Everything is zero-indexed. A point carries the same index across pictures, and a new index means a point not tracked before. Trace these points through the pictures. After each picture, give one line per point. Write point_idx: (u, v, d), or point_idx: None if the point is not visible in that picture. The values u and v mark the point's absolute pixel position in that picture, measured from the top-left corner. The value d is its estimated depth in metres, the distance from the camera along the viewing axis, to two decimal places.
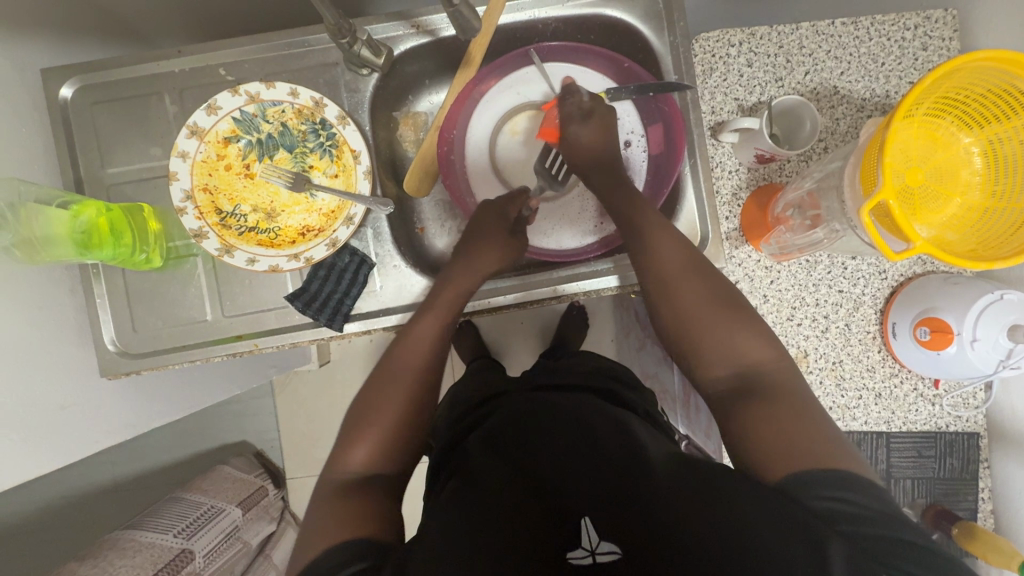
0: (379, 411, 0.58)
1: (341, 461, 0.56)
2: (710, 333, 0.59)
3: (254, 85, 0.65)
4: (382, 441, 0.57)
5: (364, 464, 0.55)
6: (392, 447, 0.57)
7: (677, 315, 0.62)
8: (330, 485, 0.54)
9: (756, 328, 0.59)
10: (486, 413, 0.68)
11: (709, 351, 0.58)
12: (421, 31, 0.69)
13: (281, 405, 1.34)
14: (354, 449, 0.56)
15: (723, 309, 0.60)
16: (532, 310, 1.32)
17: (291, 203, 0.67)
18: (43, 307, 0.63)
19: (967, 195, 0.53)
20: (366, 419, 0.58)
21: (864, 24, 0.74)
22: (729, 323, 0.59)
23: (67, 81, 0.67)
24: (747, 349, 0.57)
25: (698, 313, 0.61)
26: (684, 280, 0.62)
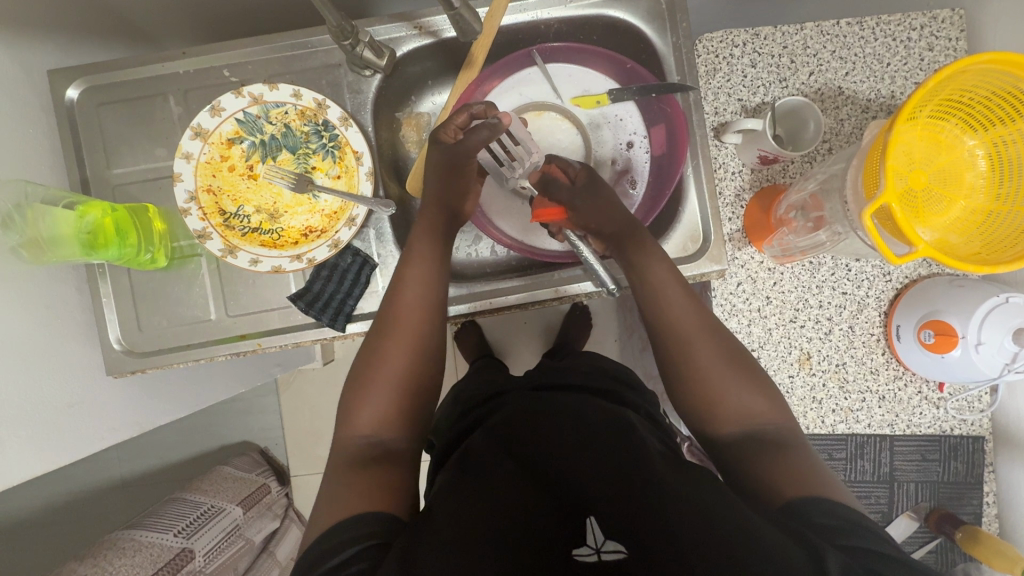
0: (378, 376, 0.60)
1: (350, 422, 0.58)
2: (721, 394, 0.59)
3: (258, 87, 0.65)
4: (386, 405, 0.59)
5: (371, 427, 0.58)
6: (397, 411, 0.59)
7: (689, 372, 0.61)
8: (342, 452, 0.56)
9: (757, 382, 0.60)
10: (489, 411, 0.69)
11: (721, 407, 0.58)
12: (424, 33, 0.69)
13: (286, 403, 1.36)
14: (359, 413, 0.58)
15: (730, 363, 0.61)
16: (535, 311, 1.33)
17: (294, 203, 0.68)
18: (49, 306, 0.64)
19: (971, 198, 0.52)
20: (367, 384, 0.60)
21: (869, 24, 0.73)
22: (737, 376, 0.60)
23: (74, 82, 0.68)
24: (751, 407, 0.58)
25: (707, 367, 0.60)
26: (691, 332, 0.62)
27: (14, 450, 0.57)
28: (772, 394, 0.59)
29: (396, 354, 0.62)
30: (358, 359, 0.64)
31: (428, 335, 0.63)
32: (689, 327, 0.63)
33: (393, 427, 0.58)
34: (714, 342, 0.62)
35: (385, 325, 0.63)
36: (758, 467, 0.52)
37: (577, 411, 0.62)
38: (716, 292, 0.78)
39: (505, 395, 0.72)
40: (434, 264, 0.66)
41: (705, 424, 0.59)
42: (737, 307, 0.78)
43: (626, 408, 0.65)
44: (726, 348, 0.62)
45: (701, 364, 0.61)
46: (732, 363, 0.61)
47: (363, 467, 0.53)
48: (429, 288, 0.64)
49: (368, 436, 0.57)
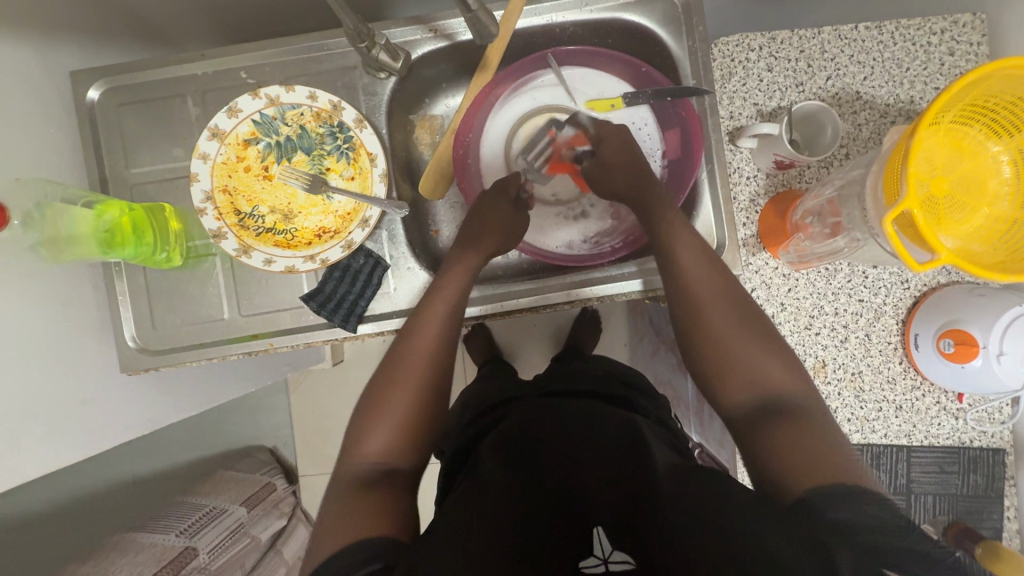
0: (389, 404, 0.58)
1: (358, 450, 0.56)
2: (740, 357, 0.58)
3: (275, 88, 0.65)
4: (394, 430, 0.57)
5: (378, 455, 0.55)
6: (405, 435, 0.57)
7: (702, 337, 0.60)
8: (345, 477, 0.54)
9: (782, 355, 0.57)
10: (498, 417, 0.68)
11: (735, 373, 0.57)
12: (439, 36, 0.69)
13: (295, 402, 1.38)
14: (369, 439, 0.56)
15: (748, 331, 0.59)
16: (545, 315, 1.33)
17: (308, 204, 0.68)
18: (64, 303, 0.64)
19: (995, 206, 0.51)
20: (375, 411, 0.58)
21: (889, 29, 0.72)
22: (759, 349, 0.58)
23: (95, 83, 0.69)
24: (769, 375, 0.56)
25: (723, 333, 0.59)
26: (707, 299, 0.61)
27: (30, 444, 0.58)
28: (795, 366, 0.57)
29: (409, 383, 0.60)
30: (366, 388, 0.61)
31: (442, 361, 0.62)
32: (713, 304, 0.61)
33: (402, 452, 0.56)
34: (731, 309, 0.61)
35: (398, 356, 0.61)
36: (768, 443, 0.50)
37: (588, 419, 0.61)
38: None
39: (514, 400, 0.72)
40: (457, 298, 0.65)
41: (715, 391, 0.59)
42: None
43: (637, 414, 0.65)
44: (747, 319, 0.60)
45: (715, 331, 0.60)
46: (752, 335, 0.59)
47: (369, 490, 0.51)
48: (447, 321, 0.63)
49: (376, 462, 0.55)
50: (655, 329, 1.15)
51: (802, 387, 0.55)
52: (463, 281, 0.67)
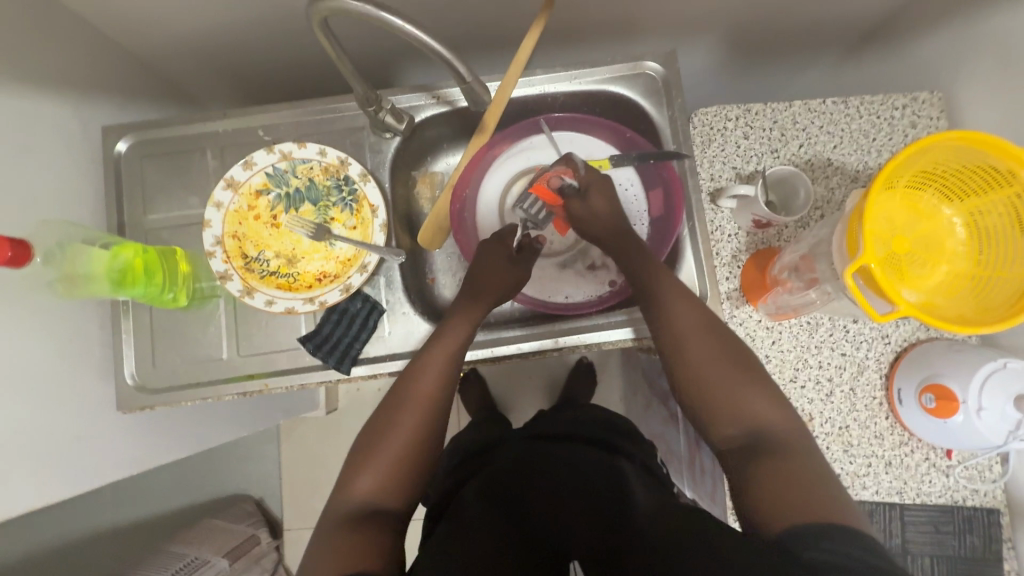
0: (385, 443, 0.58)
1: (349, 488, 0.56)
2: (730, 390, 0.58)
3: (288, 145, 0.71)
4: (387, 471, 0.57)
5: (367, 494, 0.55)
6: (397, 476, 0.57)
7: (688, 373, 0.61)
8: (333, 515, 0.54)
9: (763, 388, 0.58)
10: (484, 461, 0.69)
11: (715, 407, 0.58)
12: (441, 102, 0.76)
13: (286, 451, 1.37)
14: (361, 477, 0.56)
15: (731, 368, 0.60)
16: (539, 368, 1.36)
17: (312, 249, 0.72)
18: (70, 340, 0.67)
19: (953, 263, 0.54)
20: (371, 450, 0.58)
21: (854, 104, 0.79)
22: (741, 383, 0.58)
23: (124, 137, 0.75)
24: (754, 409, 0.56)
25: (707, 369, 0.60)
26: (694, 338, 0.62)
27: (21, 480, 0.58)
28: (779, 399, 0.58)
29: (406, 424, 0.60)
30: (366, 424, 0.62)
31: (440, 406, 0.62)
32: (690, 338, 0.62)
33: (393, 493, 0.56)
34: (713, 347, 0.61)
35: (399, 397, 0.62)
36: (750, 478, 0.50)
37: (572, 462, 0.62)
38: None
39: (501, 444, 0.72)
40: (459, 344, 0.66)
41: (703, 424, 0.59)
42: None
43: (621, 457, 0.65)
44: (731, 355, 0.61)
45: (695, 365, 0.60)
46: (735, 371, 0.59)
47: (356, 529, 0.51)
48: (449, 365, 0.64)
49: (365, 502, 0.54)
50: (648, 382, 1.16)
51: (788, 419, 0.56)
52: (468, 324, 0.68)
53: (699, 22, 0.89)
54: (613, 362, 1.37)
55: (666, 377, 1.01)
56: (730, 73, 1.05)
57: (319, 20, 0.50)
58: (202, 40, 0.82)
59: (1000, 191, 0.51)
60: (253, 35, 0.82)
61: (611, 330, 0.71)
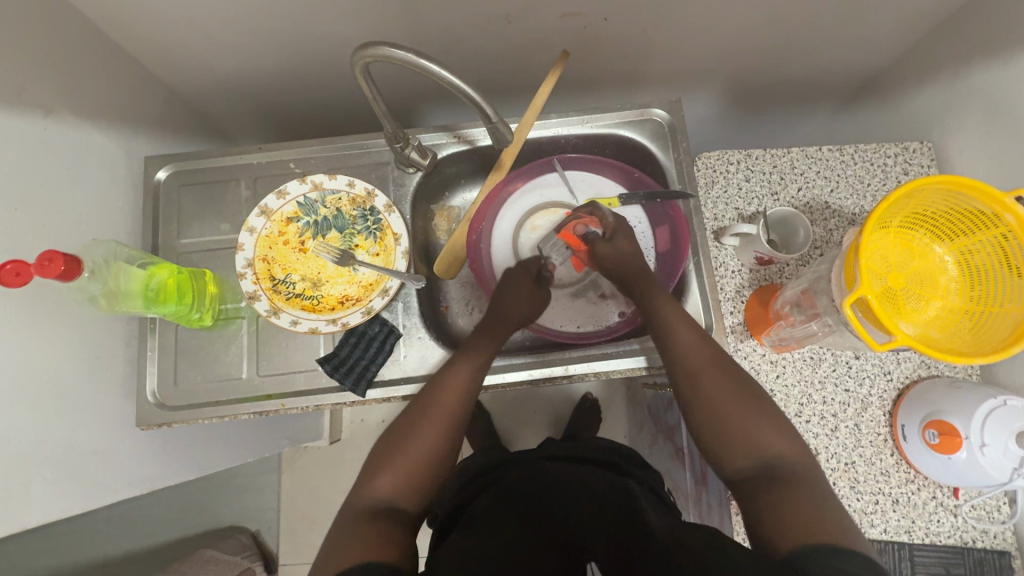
0: (406, 448, 0.61)
1: (367, 487, 0.59)
2: (745, 423, 0.60)
3: (319, 176, 0.76)
4: (406, 474, 0.60)
5: (387, 493, 0.58)
6: (414, 481, 0.60)
7: (703, 405, 0.63)
8: (353, 509, 0.57)
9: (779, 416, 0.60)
10: (495, 478, 0.72)
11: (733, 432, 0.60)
12: (462, 140, 0.81)
13: (286, 481, 1.38)
14: (380, 477, 0.60)
15: (745, 399, 0.62)
16: (543, 403, 1.38)
17: (336, 274, 0.76)
18: (98, 355, 0.69)
19: (947, 298, 0.57)
20: (392, 454, 0.61)
21: (849, 152, 0.85)
22: (757, 409, 0.61)
23: (164, 166, 0.80)
24: (769, 441, 0.58)
25: (722, 400, 0.62)
26: (707, 369, 0.64)
27: (38, 491, 0.59)
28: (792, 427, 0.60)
29: (427, 433, 0.63)
30: (388, 430, 0.65)
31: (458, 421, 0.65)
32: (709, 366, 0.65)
33: (409, 496, 0.59)
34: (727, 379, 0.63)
35: (420, 408, 0.65)
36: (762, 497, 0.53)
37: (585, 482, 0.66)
38: None
39: (511, 462, 0.76)
40: (480, 361, 0.69)
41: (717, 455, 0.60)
42: None
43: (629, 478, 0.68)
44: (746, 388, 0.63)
45: (714, 390, 0.63)
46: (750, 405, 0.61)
47: (374, 524, 0.54)
48: (471, 379, 0.67)
49: (383, 500, 0.58)
50: (653, 417, 1.17)
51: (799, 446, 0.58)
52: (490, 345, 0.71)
53: (701, 75, 0.96)
54: (619, 398, 1.37)
55: (672, 412, 1.01)
56: (730, 121, 1.12)
57: (361, 65, 0.56)
58: (241, 80, 0.89)
59: (989, 230, 0.54)
60: (288, 77, 0.89)
61: (619, 359, 0.73)
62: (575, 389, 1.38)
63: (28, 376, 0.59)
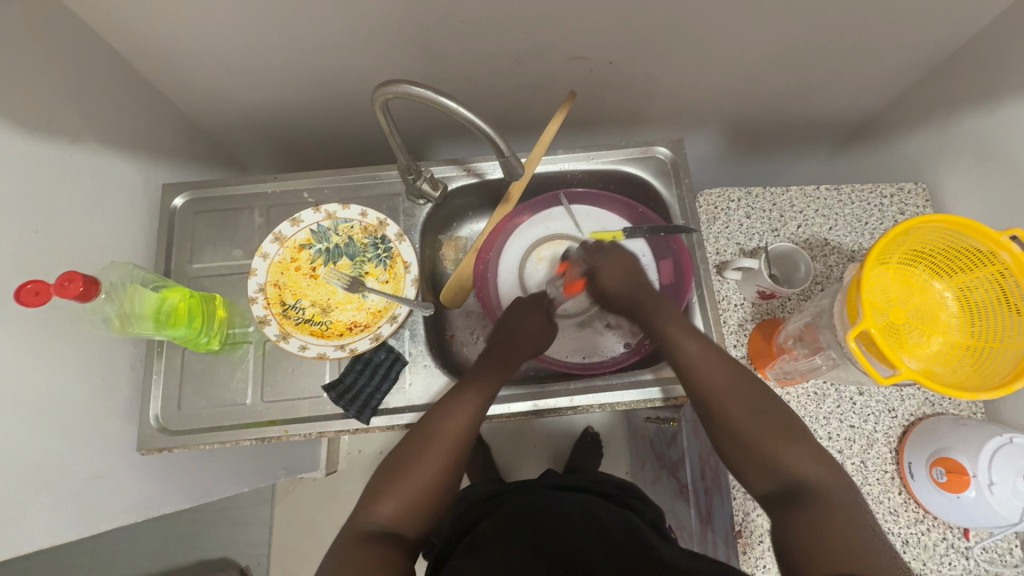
0: (414, 472, 0.62)
1: (370, 510, 0.60)
2: (770, 447, 0.61)
3: (333, 206, 0.79)
4: (409, 500, 0.60)
5: (389, 518, 0.59)
6: (417, 506, 0.60)
7: (724, 429, 0.65)
8: (354, 531, 0.58)
9: (803, 444, 0.61)
10: (495, 504, 0.77)
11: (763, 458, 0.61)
12: (471, 173, 0.84)
13: (279, 514, 1.35)
14: (382, 501, 0.60)
15: (766, 425, 0.63)
16: (543, 436, 1.36)
17: (345, 300, 0.77)
18: (105, 377, 0.70)
19: (948, 333, 0.58)
20: (398, 476, 0.62)
21: (846, 192, 0.87)
22: (780, 437, 0.62)
23: (181, 193, 0.82)
24: (795, 466, 0.59)
25: (743, 427, 0.63)
26: (722, 395, 0.66)
27: (34, 516, 0.58)
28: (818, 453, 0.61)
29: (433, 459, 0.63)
30: (394, 451, 0.65)
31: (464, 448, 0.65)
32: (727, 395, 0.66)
33: (412, 521, 0.60)
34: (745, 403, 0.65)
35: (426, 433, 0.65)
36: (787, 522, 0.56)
37: (588, 511, 0.71)
38: None
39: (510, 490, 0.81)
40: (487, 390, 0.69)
41: (744, 477, 0.63)
42: None
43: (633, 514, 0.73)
44: (766, 414, 0.64)
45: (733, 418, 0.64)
46: (770, 429, 0.63)
47: (373, 549, 0.55)
48: (477, 408, 0.67)
49: (387, 524, 0.58)
50: (654, 453, 1.16)
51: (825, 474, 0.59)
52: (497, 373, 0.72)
53: (702, 116, 1.00)
54: (620, 433, 1.36)
55: (675, 448, 1.00)
56: (730, 160, 1.15)
57: (381, 101, 0.58)
58: (259, 113, 0.92)
59: (985, 268, 0.56)
60: (305, 111, 0.92)
61: (622, 390, 0.73)
62: (577, 422, 1.37)
63: (34, 397, 0.59)
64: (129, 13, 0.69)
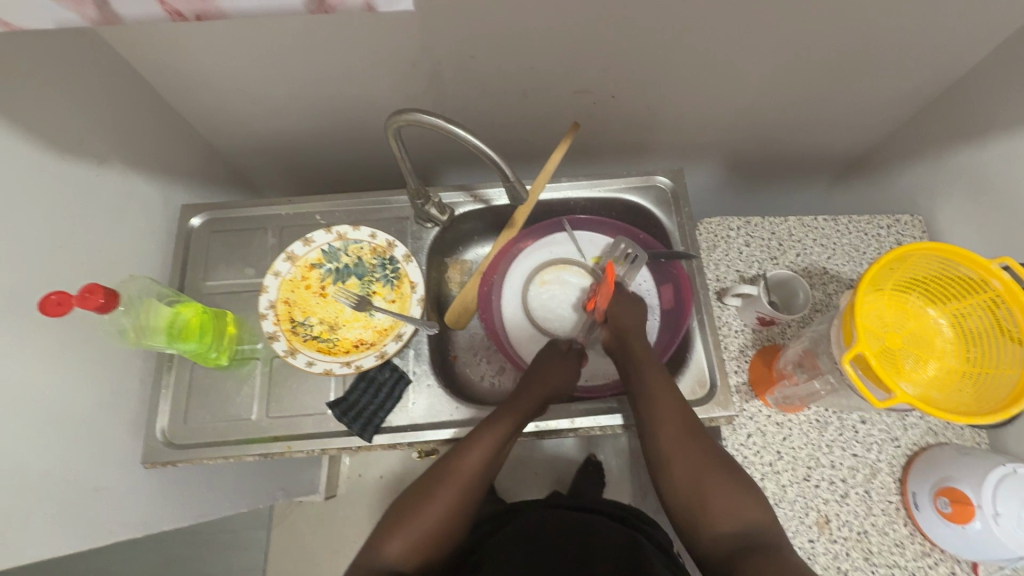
0: (421, 515, 0.64)
1: (378, 550, 0.63)
2: (710, 490, 0.64)
3: (344, 227, 0.81)
4: (416, 541, 0.63)
5: (399, 552, 0.62)
6: (422, 548, 0.63)
7: (685, 472, 0.66)
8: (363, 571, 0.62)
9: (753, 492, 0.64)
10: (501, 523, 0.80)
11: (714, 510, 0.63)
12: (478, 199, 0.87)
13: (275, 539, 1.33)
14: (390, 540, 0.63)
15: (719, 470, 0.65)
16: (546, 463, 1.36)
17: (352, 318, 0.78)
18: (114, 390, 0.71)
19: (945, 359, 0.59)
20: (406, 517, 0.64)
21: (843, 223, 0.90)
22: (734, 487, 0.64)
23: (199, 214, 0.85)
24: (746, 514, 0.63)
25: (698, 470, 0.65)
26: (684, 440, 0.67)
27: (38, 528, 0.59)
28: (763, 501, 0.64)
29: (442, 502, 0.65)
30: (410, 488, 0.68)
31: (473, 489, 0.67)
32: (686, 438, 0.67)
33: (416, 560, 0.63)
34: (707, 455, 0.66)
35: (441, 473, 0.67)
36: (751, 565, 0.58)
37: (597, 537, 0.73)
38: (726, 442, 0.79)
39: (518, 509, 0.83)
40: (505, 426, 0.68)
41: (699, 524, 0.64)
42: (749, 459, 0.78)
43: (637, 536, 0.75)
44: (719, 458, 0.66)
45: (690, 462, 0.66)
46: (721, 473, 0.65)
47: None
48: (492, 451, 0.67)
49: (389, 565, 0.61)
50: None
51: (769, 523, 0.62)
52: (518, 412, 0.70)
53: (702, 148, 1.04)
54: (624, 461, 1.34)
55: None
56: (731, 190, 1.18)
57: (394, 128, 0.62)
58: (277, 139, 0.96)
59: (978, 295, 0.57)
60: (320, 138, 0.97)
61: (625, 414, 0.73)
62: (579, 450, 1.36)
63: (45, 409, 0.60)
64: (160, 47, 0.74)
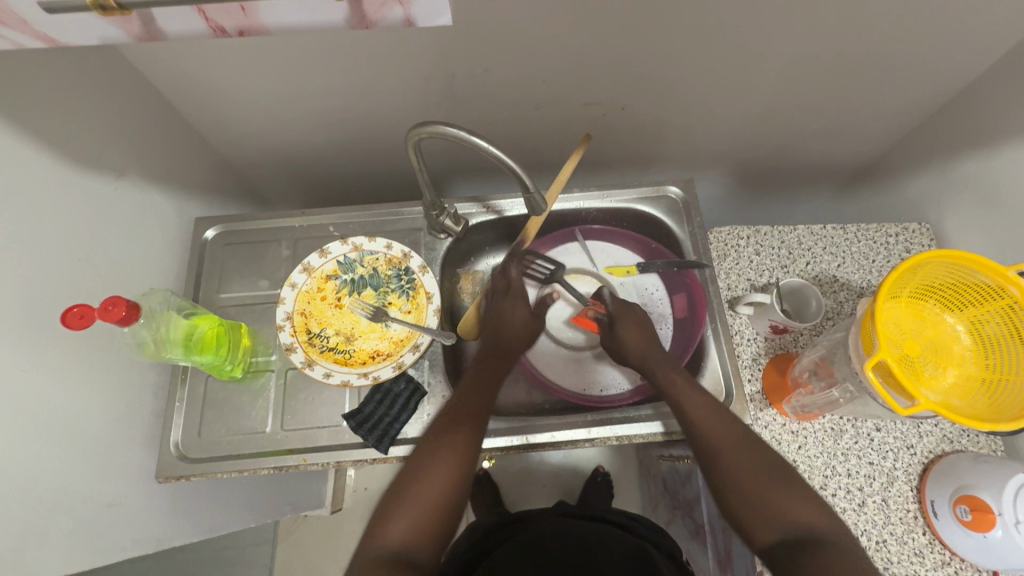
0: (417, 492, 0.62)
1: (379, 534, 0.59)
2: (764, 490, 0.60)
3: (360, 238, 0.82)
4: (416, 518, 0.60)
5: (399, 538, 0.58)
6: (425, 525, 0.60)
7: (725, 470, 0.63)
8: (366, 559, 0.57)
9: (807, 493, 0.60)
10: (511, 531, 0.79)
11: (772, 507, 0.59)
12: (490, 210, 0.88)
13: (280, 554, 1.32)
14: (391, 523, 0.60)
15: (769, 469, 0.62)
16: (554, 475, 1.35)
17: (368, 329, 0.79)
18: (128, 403, 0.70)
19: (963, 366, 0.59)
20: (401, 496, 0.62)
21: (852, 231, 0.90)
22: (784, 486, 0.61)
23: (213, 226, 0.86)
24: (798, 510, 0.59)
25: (741, 467, 0.63)
26: (724, 437, 0.65)
27: (53, 544, 0.58)
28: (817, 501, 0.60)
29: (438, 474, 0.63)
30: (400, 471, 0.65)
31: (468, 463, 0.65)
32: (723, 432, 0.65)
33: (421, 542, 0.59)
34: (752, 456, 0.63)
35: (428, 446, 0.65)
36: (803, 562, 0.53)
37: (607, 543, 0.73)
38: None
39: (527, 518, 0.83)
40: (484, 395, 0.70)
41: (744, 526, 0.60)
42: None
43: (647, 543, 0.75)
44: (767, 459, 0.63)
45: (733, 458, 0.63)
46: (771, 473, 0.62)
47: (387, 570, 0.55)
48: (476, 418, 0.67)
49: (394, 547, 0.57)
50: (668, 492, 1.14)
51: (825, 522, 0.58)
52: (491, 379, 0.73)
53: (710, 158, 1.05)
54: (632, 472, 1.33)
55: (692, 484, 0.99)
56: (736, 200, 1.19)
57: (415, 139, 0.62)
58: (288, 152, 0.97)
59: (995, 302, 0.58)
60: (332, 151, 0.97)
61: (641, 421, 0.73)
62: (588, 461, 1.35)
63: (61, 422, 0.60)
64: (178, 61, 0.75)
